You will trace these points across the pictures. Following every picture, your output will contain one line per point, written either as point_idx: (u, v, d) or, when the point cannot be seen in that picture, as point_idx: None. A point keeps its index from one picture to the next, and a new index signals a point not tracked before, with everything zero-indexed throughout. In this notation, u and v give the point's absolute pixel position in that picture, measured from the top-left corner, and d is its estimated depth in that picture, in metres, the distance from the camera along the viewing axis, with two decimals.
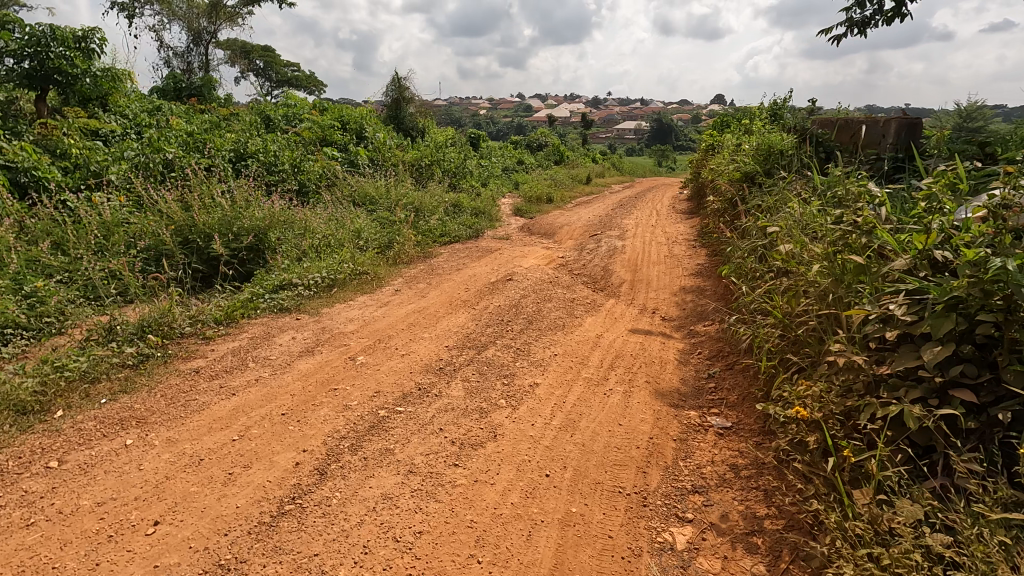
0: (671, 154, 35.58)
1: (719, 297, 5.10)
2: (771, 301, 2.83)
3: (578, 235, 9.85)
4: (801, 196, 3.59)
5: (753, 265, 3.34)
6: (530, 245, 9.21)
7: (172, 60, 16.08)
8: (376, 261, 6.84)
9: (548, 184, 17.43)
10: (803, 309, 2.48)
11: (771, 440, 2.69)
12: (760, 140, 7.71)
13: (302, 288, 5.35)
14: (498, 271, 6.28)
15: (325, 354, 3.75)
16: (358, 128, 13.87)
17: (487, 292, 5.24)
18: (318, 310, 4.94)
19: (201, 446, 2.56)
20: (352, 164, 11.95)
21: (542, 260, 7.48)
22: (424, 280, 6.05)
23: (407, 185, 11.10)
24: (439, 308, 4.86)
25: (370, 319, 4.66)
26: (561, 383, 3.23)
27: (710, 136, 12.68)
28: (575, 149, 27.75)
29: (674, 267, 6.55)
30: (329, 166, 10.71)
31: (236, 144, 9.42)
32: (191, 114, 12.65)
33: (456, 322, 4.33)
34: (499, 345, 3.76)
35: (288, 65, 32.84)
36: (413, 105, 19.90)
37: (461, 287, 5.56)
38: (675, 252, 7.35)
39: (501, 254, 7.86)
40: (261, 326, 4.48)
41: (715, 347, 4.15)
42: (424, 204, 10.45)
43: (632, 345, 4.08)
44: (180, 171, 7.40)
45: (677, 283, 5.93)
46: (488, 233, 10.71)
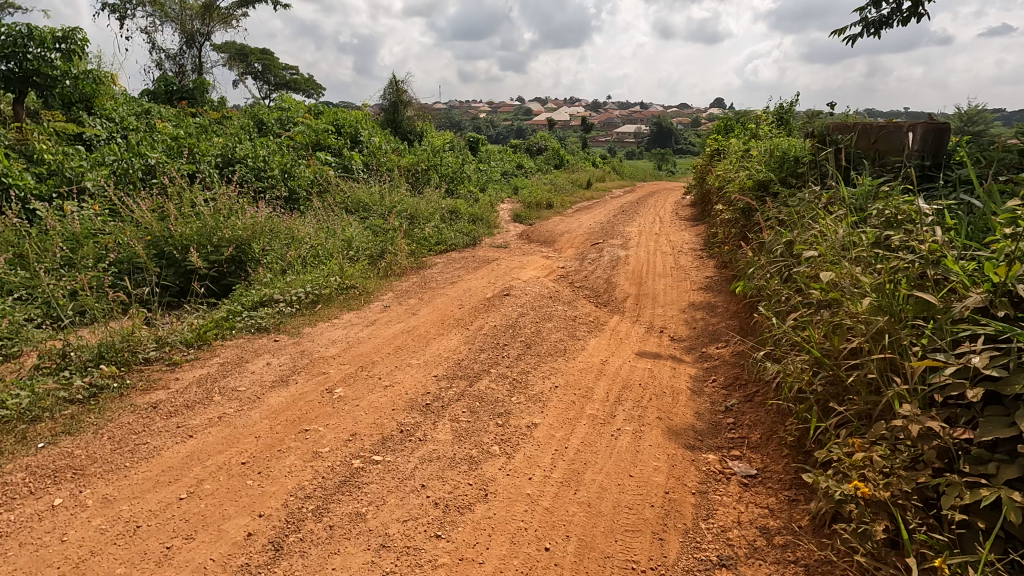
0: (670, 158, 35.24)
1: (732, 315, 4.74)
2: (805, 335, 2.47)
3: (579, 244, 9.48)
4: (829, 211, 3.24)
5: (778, 289, 2.99)
6: (529, 254, 8.86)
7: (164, 63, 15.76)
8: (367, 273, 6.49)
9: (548, 189, 17.07)
10: (850, 350, 2.13)
11: (806, 498, 2.31)
12: (771, 146, 7.36)
13: (284, 305, 4.98)
14: (495, 285, 5.92)
15: (299, 385, 3.37)
16: (353, 132, 13.52)
17: (483, 310, 4.88)
18: (299, 330, 4.57)
19: (141, 508, 2.19)
20: (346, 169, 11.60)
21: (542, 271, 7.12)
22: (416, 294, 5.69)
23: (402, 191, 10.75)
24: (430, 328, 4.50)
25: (355, 341, 4.30)
26: (562, 423, 2.85)
27: (714, 141, 12.31)
28: (575, 153, 27.41)
29: (681, 281, 6.18)
30: (322, 171, 10.36)
31: (224, 149, 9.06)
32: (181, 117, 12.30)
33: (447, 346, 3.96)
34: (494, 374, 3.39)
35: (285, 67, 32.53)
36: (411, 108, 19.57)
37: (455, 303, 5.21)
38: (682, 264, 6.99)
39: (499, 264, 7.50)
40: (235, 349, 4.12)
41: (731, 374, 3.78)
42: (419, 211, 10.08)
43: (639, 373, 3.72)
44: (161, 178, 7.04)
45: (686, 298, 5.57)
46: (486, 240, 10.35)
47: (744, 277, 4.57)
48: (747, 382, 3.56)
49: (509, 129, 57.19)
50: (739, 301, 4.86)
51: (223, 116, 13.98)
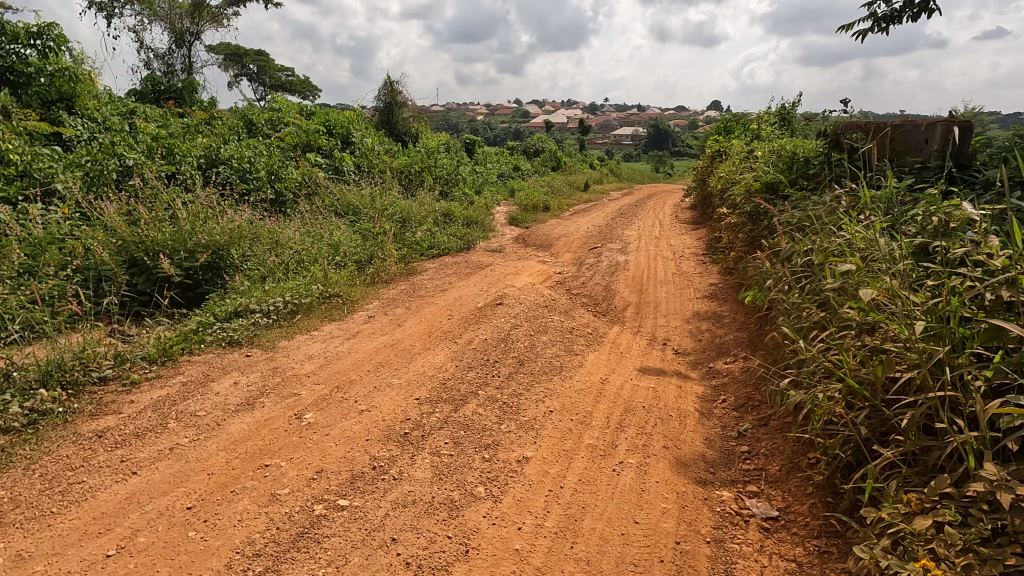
0: (667, 160, 35.02)
1: (741, 328, 4.42)
2: (840, 361, 2.15)
3: (576, 248, 9.16)
4: (855, 217, 2.92)
5: (801, 305, 2.67)
6: (524, 259, 8.55)
7: (152, 63, 15.42)
8: (352, 281, 6.16)
9: (544, 191, 16.76)
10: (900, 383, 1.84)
11: (841, 551, 1.99)
12: (777, 147, 7.06)
13: (260, 316, 4.65)
14: (487, 293, 5.60)
15: (265, 410, 3.03)
16: (345, 133, 13.19)
17: (474, 322, 4.55)
18: (274, 344, 4.23)
19: (58, 570, 1.86)
20: (336, 171, 11.26)
21: (538, 278, 6.80)
22: (404, 303, 5.36)
23: (393, 194, 10.43)
24: (415, 341, 4.17)
25: (334, 356, 3.97)
26: (557, 457, 2.52)
27: (715, 142, 12.02)
28: (571, 155, 27.11)
29: (683, 288, 5.86)
30: (311, 173, 10.02)
31: (207, 149, 8.71)
32: (167, 118, 11.95)
33: (433, 364, 3.63)
34: (483, 397, 3.06)
35: (280, 68, 32.19)
36: (406, 109, 19.24)
37: (444, 314, 4.88)
38: (684, 269, 6.68)
39: (493, 270, 7.18)
40: (202, 366, 3.78)
41: (742, 395, 3.46)
42: (411, 214, 9.76)
43: (643, 393, 3.39)
44: (137, 179, 6.70)
45: (689, 307, 5.26)
46: (480, 244, 10.04)
47: (754, 286, 4.26)
48: (762, 405, 3.25)
49: (506, 131, 56.92)
50: (747, 311, 4.55)
51: (212, 117, 13.63)
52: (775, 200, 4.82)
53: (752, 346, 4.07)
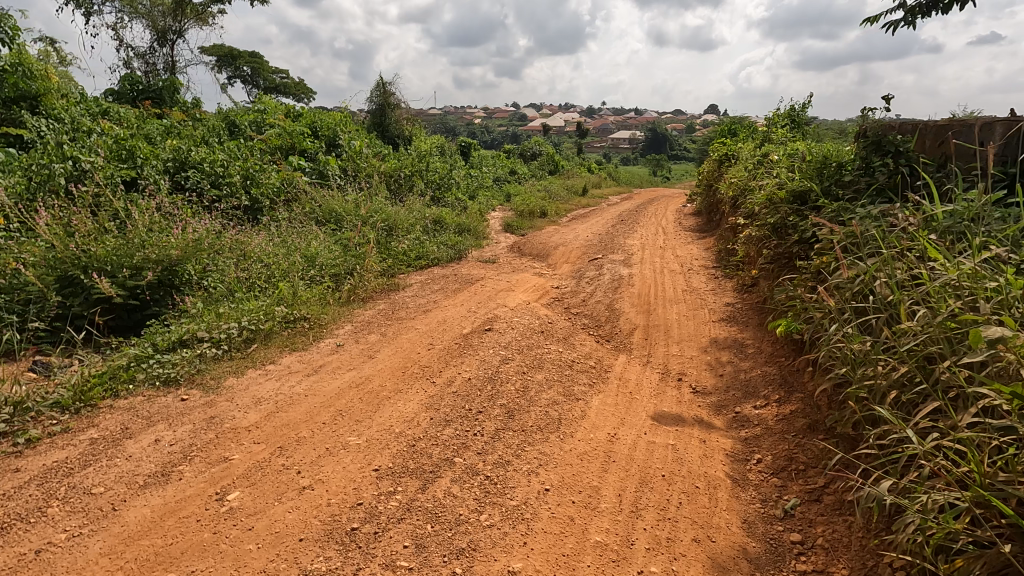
0: (665, 163, 34.50)
1: (770, 362, 3.79)
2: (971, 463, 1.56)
3: (575, 259, 8.52)
4: (940, 247, 2.31)
5: (885, 366, 2.06)
6: (519, 272, 7.91)
7: (132, 62, 14.76)
8: (326, 299, 5.50)
9: (541, 196, 16.15)
10: None
11: None
12: (796, 150, 6.44)
13: (208, 346, 3.98)
14: (476, 315, 4.95)
15: (181, 487, 2.37)
16: (331, 135, 12.54)
17: (458, 354, 3.90)
18: (220, 382, 3.58)
19: None
20: (320, 175, 10.61)
21: (534, 295, 6.16)
22: (381, 327, 4.71)
23: (380, 200, 9.78)
24: (387, 380, 3.52)
25: (287, 399, 3.31)
26: (555, 569, 1.87)
27: (721, 145, 11.39)
28: (569, 158, 26.53)
29: (696, 308, 5.22)
30: (293, 177, 9.38)
31: (176, 152, 8.05)
32: (143, 118, 11.29)
33: (403, 414, 2.97)
34: (459, 468, 2.40)
35: (273, 70, 31.60)
36: (399, 111, 18.61)
37: (424, 342, 4.23)
38: (695, 285, 6.04)
39: (485, 284, 6.54)
40: (124, 415, 3.11)
41: (782, 455, 2.82)
42: (398, 222, 9.11)
43: (661, 454, 2.74)
44: (89, 184, 6.03)
45: (705, 332, 4.62)
46: (472, 254, 9.41)
47: (785, 314, 3.64)
48: (811, 472, 2.62)
49: (503, 134, 56.40)
50: (776, 342, 3.91)
51: (192, 118, 12.96)
52: (806, 212, 4.19)
53: (786, 388, 3.43)
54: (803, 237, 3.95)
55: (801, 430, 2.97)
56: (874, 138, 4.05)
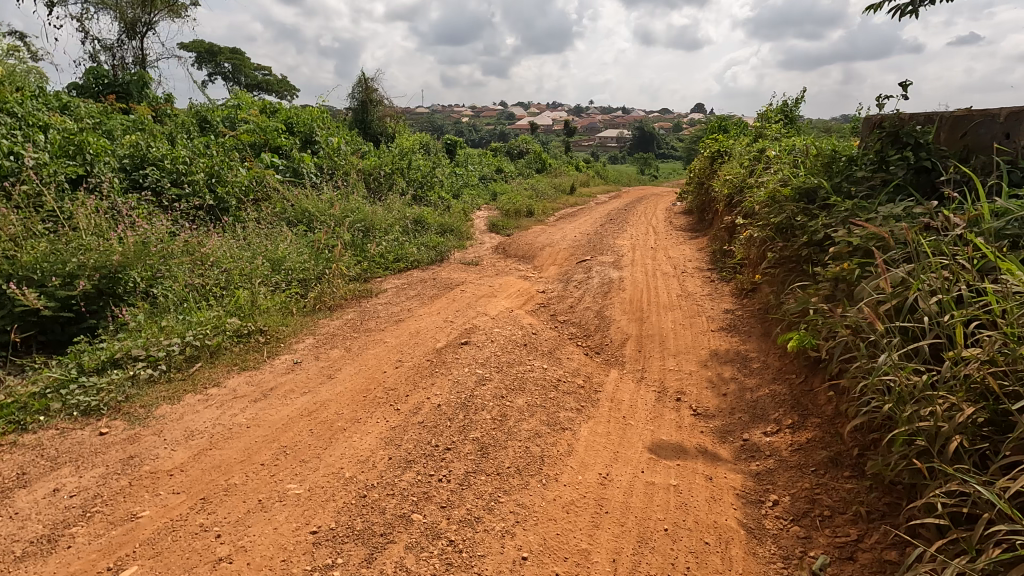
0: (654, 162, 34.30)
1: (778, 380, 3.39)
2: None
3: (562, 261, 8.09)
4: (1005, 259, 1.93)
5: (953, 409, 1.67)
6: (503, 275, 7.48)
7: (99, 56, 14.08)
8: (289, 309, 5.02)
9: (527, 195, 15.73)
10: None
11: None
12: (796, 146, 6.08)
13: (143, 366, 3.48)
14: (453, 325, 4.51)
15: (65, 559, 1.89)
16: (307, 131, 11.99)
17: (429, 373, 3.44)
18: (152, 410, 3.09)
19: None
20: (295, 173, 10.09)
21: (518, 301, 5.72)
22: (346, 340, 4.24)
23: (357, 200, 9.29)
24: (345, 407, 3.06)
25: (225, 433, 2.83)
26: None
27: (712, 142, 11.06)
28: (555, 156, 26.12)
29: (692, 316, 4.80)
30: (264, 176, 8.86)
31: (135, 149, 7.50)
32: (106, 113, 10.66)
33: (357, 453, 2.50)
34: (418, 529, 1.96)
35: (254, 66, 30.84)
36: (381, 108, 18.06)
37: (392, 358, 3.76)
38: (690, 289, 5.65)
39: (466, 289, 6.10)
40: (25, 456, 2.62)
41: (802, 497, 2.41)
42: (375, 223, 8.63)
43: (663, 499, 2.32)
44: (28, 182, 5.48)
45: (704, 343, 4.21)
46: (454, 256, 8.97)
47: (797, 327, 3.24)
48: (839, 521, 2.20)
49: (491, 133, 55.94)
50: (785, 357, 3.50)
51: (161, 114, 12.34)
52: (816, 212, 3.78)
53: (800, 411, 3.02)
54: (814, 240, 3.55)
55: (821, 464, 2.56)
56: (891, 130, 3.66)
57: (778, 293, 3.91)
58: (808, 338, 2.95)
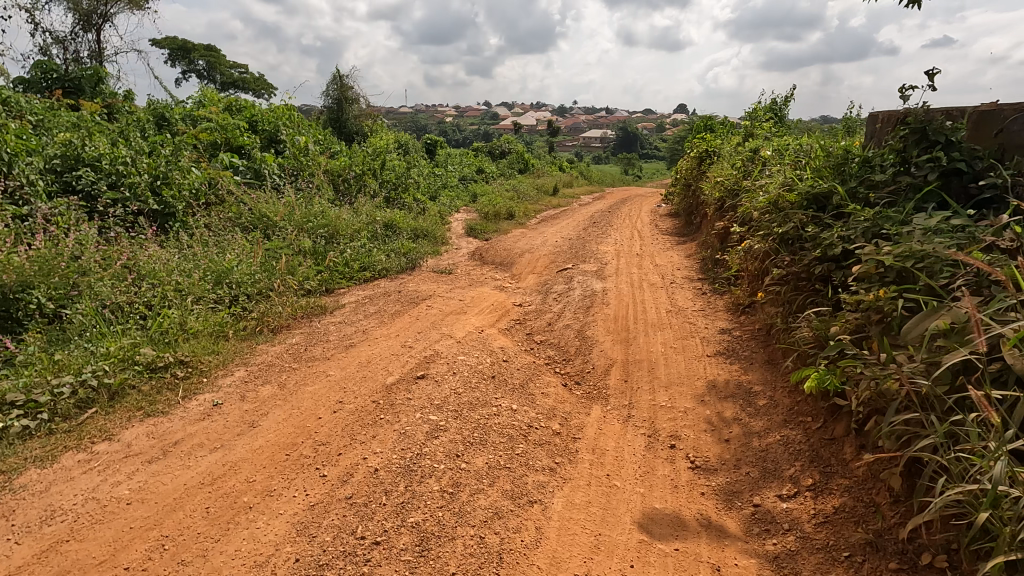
0: (638, 162, 33.99)
1: (790, 422, 2.84)
2: None
3: (541, 269, 7.52)
4: None
5: None
6: (477, 286, 6.89)
7: (51, 49, 13.16)
8: (226, 333, 4.37)
9: (508, 196, 15.20)
10: None
11: None
12: (793, 145, 5.59)
13: (17, 416, 2.82)
14: (411, 351, 3.91)
15: None
16: (272, 130, 11.26)
17: (371, 420, 2.83)
18: (12, 481, 2.44)
19: None
20: (256, 175, 9.39)
21: (491, 318, 5.13)
22: (283, 371, 3.61)
23: (321, 203, 8.64)
24: (260, 472, 2.44)
25: (94, 514, 2.20)
26: None
27: (699, 141, 10.59)
28: (538, 156, 25.60)
29: (685, 337, 4.25)
30: (221, 178, 8.18)
31: (67, 148, 6.77)
32: (50, 109, 9.83)
33: (255, 552, 1.91)
34: None
35: (229, 64, 29.87)
36: (356, 106, 17.34)
37: (332, 398, 3.15)
38: (681, 304, 5.12)
39: (434, 303, 5.50)
40: None
41: None
42: (340, 229, 7.99)
43: None
44: None
45: (700, 371, 3.66)
46: (426, 263, 8.36)
47: (816, 362, 2.69)
48: None
49: (474, 133, 55.29)
50: (797, 394, 2.97)
51: (115, 111, 11.51)
52: (830, 222, 3.26)
53: (821, 468, 2.48)
54: (829, 255, 3.02)
55: (858, 549, 2.02)
56: (917, 126, 3.13)
57: (785, 315, 3.39)
58: (834, 378, 2.43)
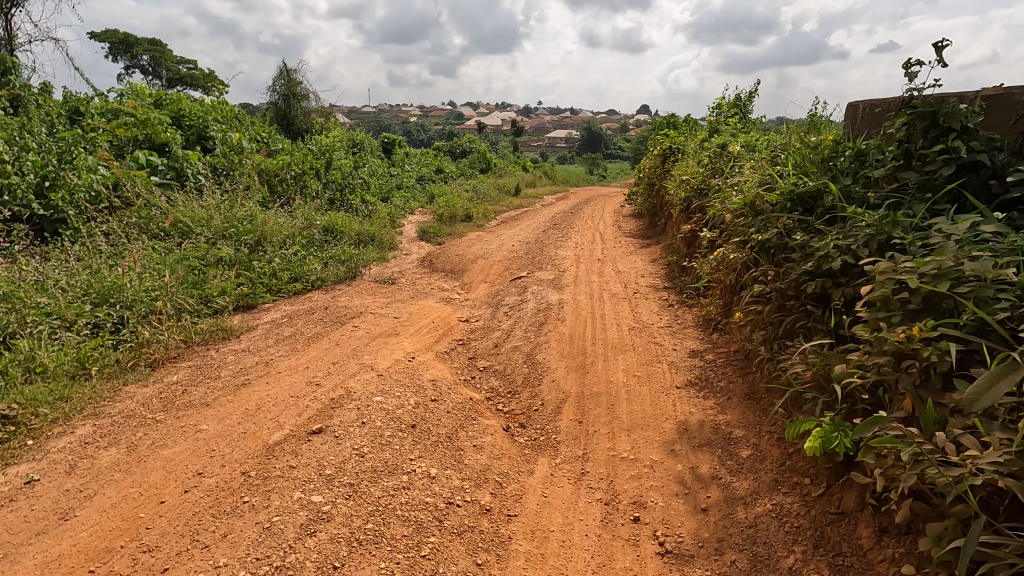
0: (601, 161, 33.73)
1: (783, 485, 2.23)
2: None
3: (494, 278, 6.83)
4: None
5: None
6: (421, 297, 6.16)
7: None
8: (89, 371, 3.51)
9: (467, 197, 14.48)
10: None
11: None
12: (765, 140, 5.05)
13: None
14: (317, 391, 3.16)
15: None
16: (201, 125, 10.23)
17: (229, 507, 2.07)
18: None
19: None
20: (177, 175, 8.41)
21: (428, 341, 4.41)
22: (143, 425, 2.80)
23: (250, 206, 7.75)
24: None
25: None
26: None
27: (662, 137, 10.09)
28: (502, 156, 24.98)
29: (650, 362, 3.63)
30: (132, 178, 7.21)
31: None
32: None
33: None
34: None
35: (176, 59, 28.23)
36: (304, 103, 16.28)
37: (190, 467, 2.36)
38: (645, 318, 4.50)
39: (365, 321, 4.74)
40: None
41: None
42: (268, 235, 7.12)
43: None
44: None
45: (669, 409, 3.03)
46: (368, 271, 7.57)
47: (819, 413, 2.07)
48: None
49: (437, 132, 54.27)
50: (789, 445, 2.36)
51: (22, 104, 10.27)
52: (822, 228, 2.67)
53: (831, 557, 1.86)
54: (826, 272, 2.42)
55: None
56: (925, 110, 2.56)
57: (771, 341, 2.78)
58: (848, 428, 1.92)
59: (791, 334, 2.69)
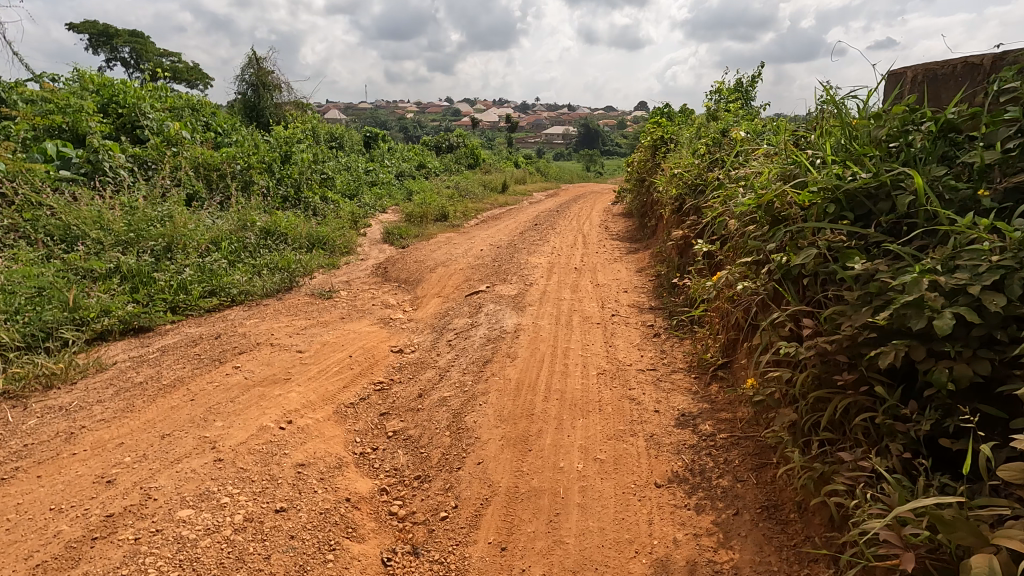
0: (598, 158, 32.49)
1: None
2: None
3: (450, 292, 5.70)
4: None
5: None
6: (357, 317, 5.02)
7: None
8: None
9: (446, 194, 13.33)
10: None
11: None
12: (782, 121, 3.92)
13: None
14: (95, 499, 2.04)
15: None
16: (135, 112, 9.05)
17: None
18: None
19: None
20: (92, 168, 7.26)
21: (332, 388, 3.28)
22: None
23: (170, 205, 6.61)
24: None
25: None
26: None
27: (658, 125, 8.92)
28: (493, 151, 23.78)
29: (620, 433, 2.52)
30: (24, 173, 6.09)
31: None
32: None
33: None
34: None
35: (156, 50, 27.04)
36: (274, 93, 15.09)
37: None
38: (623, 356, 3.39)
39: (257, 359, 3.61)
40: None
41: None
42: (183, 240, 5.99)
43: None
44: None
45: (640, 531, 1.92)
46: (308, 281, 6.42)
47: None
48: None
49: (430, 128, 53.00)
50: None
51: None
52: (900, 251, 1.57)
53: None
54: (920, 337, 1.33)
55: None
56: None
57: (807, 436, 1.69)
58: None
59: (843, 431, 1.59)
